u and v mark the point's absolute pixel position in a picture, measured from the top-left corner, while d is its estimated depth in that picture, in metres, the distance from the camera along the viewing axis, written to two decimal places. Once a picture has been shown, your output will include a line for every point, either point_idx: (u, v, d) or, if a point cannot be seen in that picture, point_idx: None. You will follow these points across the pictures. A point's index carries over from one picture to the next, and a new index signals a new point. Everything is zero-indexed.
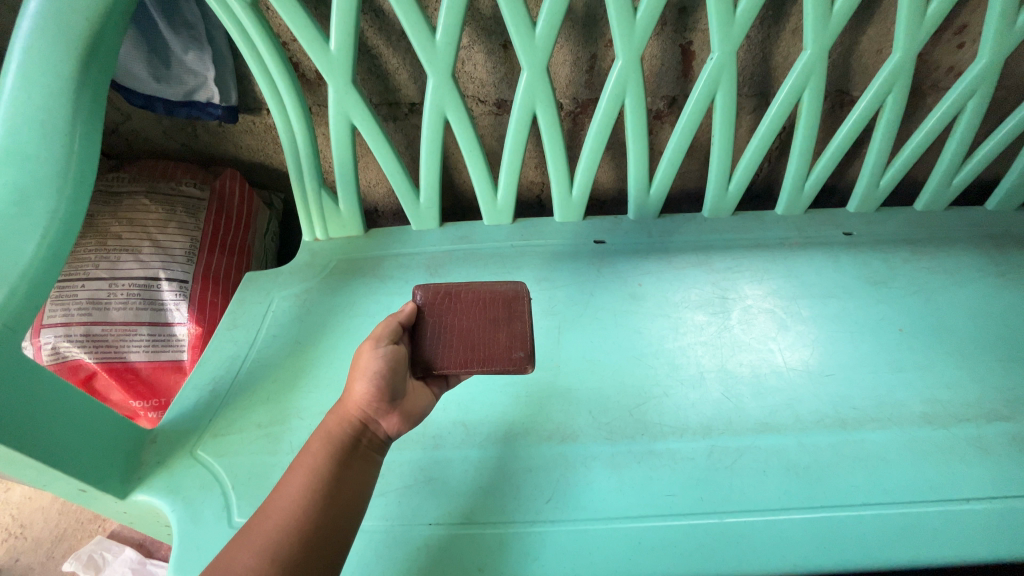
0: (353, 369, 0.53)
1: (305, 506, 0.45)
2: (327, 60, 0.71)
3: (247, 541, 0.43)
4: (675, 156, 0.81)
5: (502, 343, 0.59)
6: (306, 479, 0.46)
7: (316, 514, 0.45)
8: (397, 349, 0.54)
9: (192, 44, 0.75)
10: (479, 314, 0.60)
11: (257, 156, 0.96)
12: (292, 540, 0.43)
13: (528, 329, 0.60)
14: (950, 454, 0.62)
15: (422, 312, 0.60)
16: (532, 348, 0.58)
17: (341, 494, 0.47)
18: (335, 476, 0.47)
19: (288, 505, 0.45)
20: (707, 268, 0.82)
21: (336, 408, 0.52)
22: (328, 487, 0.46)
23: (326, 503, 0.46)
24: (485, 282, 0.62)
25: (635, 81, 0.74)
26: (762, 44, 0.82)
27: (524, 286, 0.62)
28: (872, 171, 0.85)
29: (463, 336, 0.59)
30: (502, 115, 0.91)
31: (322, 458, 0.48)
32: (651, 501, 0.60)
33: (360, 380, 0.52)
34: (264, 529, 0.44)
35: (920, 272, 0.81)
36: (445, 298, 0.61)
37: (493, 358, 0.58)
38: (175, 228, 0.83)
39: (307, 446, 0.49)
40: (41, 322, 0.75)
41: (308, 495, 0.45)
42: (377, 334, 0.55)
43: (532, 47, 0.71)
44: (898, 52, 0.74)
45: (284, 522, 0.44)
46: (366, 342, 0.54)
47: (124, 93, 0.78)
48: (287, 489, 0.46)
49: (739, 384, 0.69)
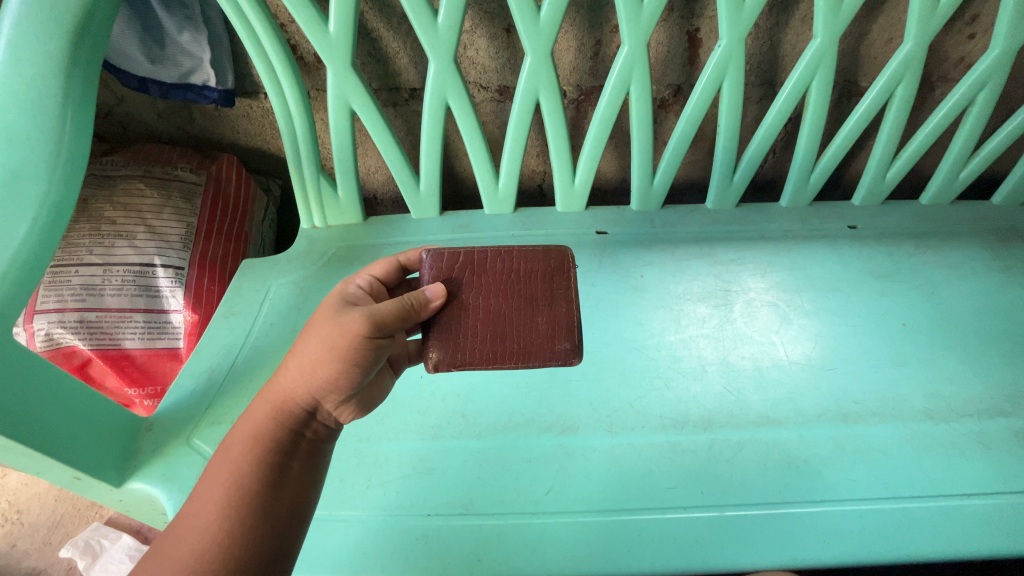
0: (323, 345, 0.47)
1: (227, 518, 0.41)
2: (326, 42, 0.69)
3: (184, 531, 0.41)
4: (680, 146, 0.80)
5: (545, 339, 0.57)
6: (228, 484, 0.43)
7: (244, 525, 0.41)
8: (387, 334, 0.48)
9: (186, 24, 0.73)
10: (518, 292, 0.57)
11: (254, 141, 0.94)
12: (227, 527, 0.41)
13: (574, 315, 0.57)
14: (951, 449, 0.62)
15: (451, 289, 0.56)
16: (578, 339, 0.57)
17: (272, 499, 0.43)
18: (263, 478, 0.44)
19: (208, 518, 0.41)
20: (710, 260, 0.81)
21: (281, 393, 0.48)
22: (256, 492, 0.43)
23: (263, 503, 0.43)
24: (523, 255, 0.57)
25: (641, 68, 0.73)
26: (770, 32, 0.81)
27: (569, 255, 0.58)
28: (878, 162, 0.83)
29: (494, 324, 0.56)
30: (504, 102, 0.89)
31: (250, 459, 0.44)
32: (652, 493, 0.59)
33: (330, 363, 0.47)
34: (199, 517, 0.42)
35: (924, 266, 0.80)
36: (470, 272, 0.56)
37: (535, 349, 0.56)
38: (170, 213, 0.81)
39: (250, 424, 0.47)
40: (34, 307, 0.74)
41: (231, 503, 0.42)
42: (372, 309, 0.47)
43: (536, 31, 0.69)
44: (909, 42, 0.72)
45: (220, 507, 0.42)
46: (354, 317, 0.46)
47: (117, 73, 0.76)
48: (221, 473, 0.44)
49: (740, 376, 0.69)
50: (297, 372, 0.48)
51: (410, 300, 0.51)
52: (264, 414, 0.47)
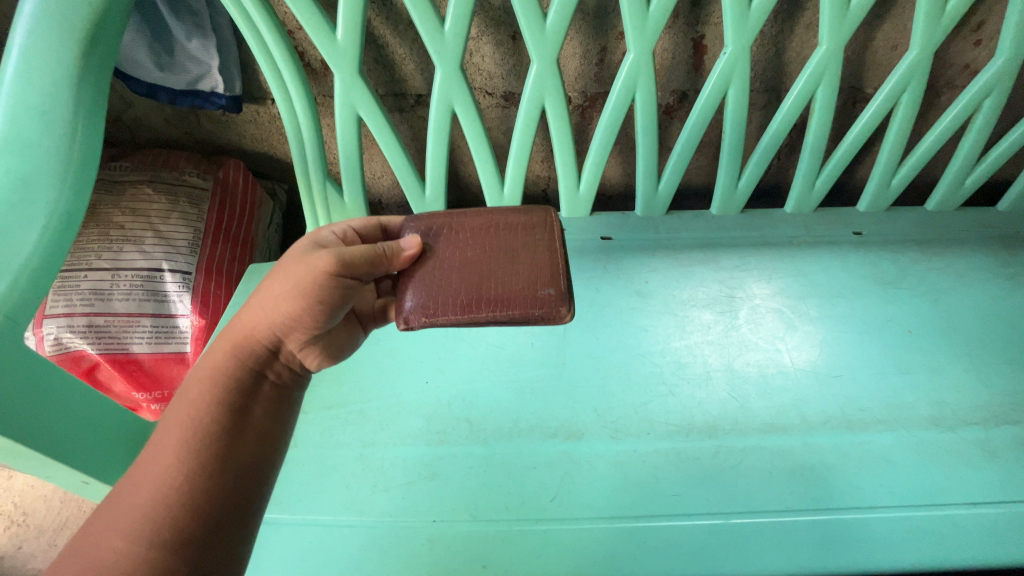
0: (289, 282, 0.50)
1: (189, 458, 0.42)
2: (334, 50, 0.70)
3: (143, 467, 0.42)
4: (685, 152, 0.80)
5: (527, 293, 0.52)
6: (191, 425, 0.44)
7: (201, 465, 0.42)
8: (356, 276, 0.52)
9: (195, 31, 0.73)
10: (498, 246, 0.56)
11: (261, 146, 0.95)
12: (189, 460, 0.42)
13: (557, 262, 0.54)
14: (956, 457, 0.62)
15: (429, 243, 0.57)
16: (563, 286, 0.52)
17: (234, 440, 0.45)
18: (225, 419, 0.45)
19: (168, 454, 0.42)
20: (715, 266, 0.81)
21: (247, 330, 0.51)
22: (219, 429, 0.44)
23: (225, 439, 0.44)
24: (504, 214, 0.58)
25: (646, 75, 0.73)
26: (775, 39, 0.81)
27: (552, 215, 0.58)
28: (883, 169, 0.83)
29: (471, 275, 0.54)
30: (510, 108, 0.90)
31: (212, 399, 0.46)
32: (656, 499, 0.60)
33: (293, 301, 0.50)
34: (159, 455, 0.42)
35: (930, 273, 0.80)
36: (450, 229, 0.57)
37: (511, 295, 0.53)
38: (177, 218, 0.82)
39: (214, 362, 0.49)
40: (43, 313, 0.74)
41: (194, 442, 0.43)
42: (342, 251, 0.50)
43: (542, 39, 0.70)
44: (915, 49, 0.72)
45: (182, 443, 0.43)
46: (322, 256, 0.50)
47: (127, 81, 0.77)
48: (182, 411, 0.45)
49: (745, 383, 0.69)
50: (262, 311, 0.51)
51: (384, 248, 0.53)
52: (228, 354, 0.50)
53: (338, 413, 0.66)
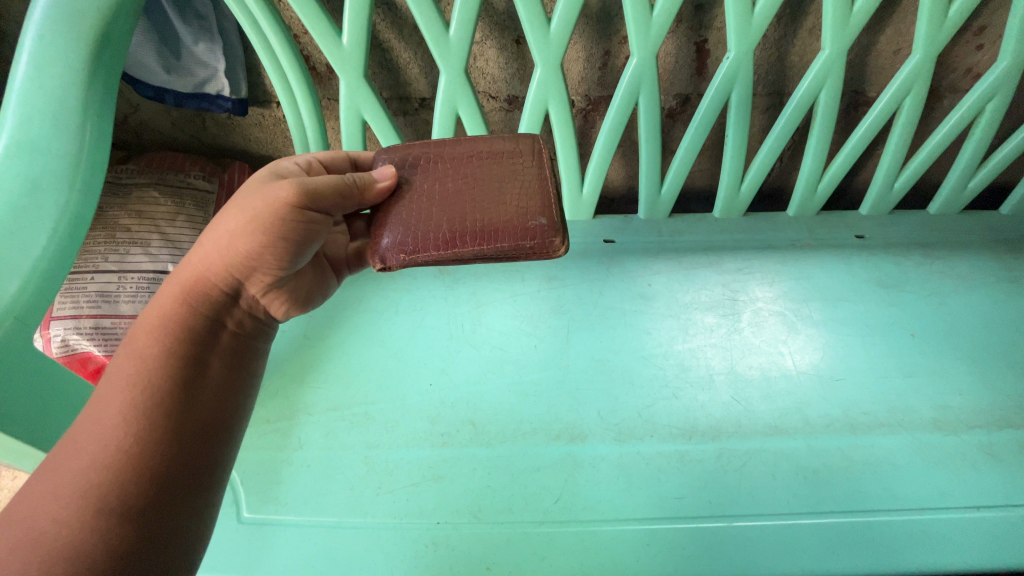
0: (243, 216, 0.45)
1: (132, 418, 0.38)
2: (339, 54, 0.70)
3: (82, 428, 0.37)
4: (688, 156, 0.80)
5: (516, 226, 0.50)
6: (133, 381, 0.39)
7: (151, 424, 0.38)
8: (322, 209, 0.48)
9: (202, 35, 0.74)
10: (481, 177, 0.53)
11: (266, 149, 0.95)
12: (137, 418, 0.38)
13: (546, 192, 0.52)
14: (959, 460, 0.62)
15: (404, 176, 0.54)
16: (555, 216, 0.50)
17: (184, 397, 0.40)
18: (173, 373, 0.41)
19: (111, 413, 0.38)
20: (717, 269, 0.81)
21: (199, 273, 0.46)
22: (170, 384, 0.40)
23: (178, 397, 0.40)
24: (486, 143, 0.55)
25: (650, 79, 0.73)
26: (777, 43, 0.81)
27: (540, 141, 0.56)
28: (886, 173, 0.84)
29: (453, 207, 0.52)
30: (513, 111, 0.90)
31: (159, 350, 0.41)
32: (659, 502, 0.60)
33: (251, 238, 0.45)
34: (101, 413, 0.38)
35: (933, 276, 0.80)
36: (428, 162, 0.54)
37: (500, 225, 0.50)
38: (183, 221, 0.82)
39: (160, 307, 0.44)
40: (51, 314, 0.75)
41: (137, 403, 0.38)
42: (305, 180, 0.46)
43: (546, 44, 0.70)
44: (917, 53, 0.73)
45: (127, 400, 0.38)
46: (281, 186, 0.45)
47: (134, 84, 0.77)
48: (125, 364, 0.40)
49: (748, 387, 0.69)
50: (217, 250, 0.46)
51: (355, 179, 0.49)
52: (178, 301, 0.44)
53: (343, 415, 0.67)
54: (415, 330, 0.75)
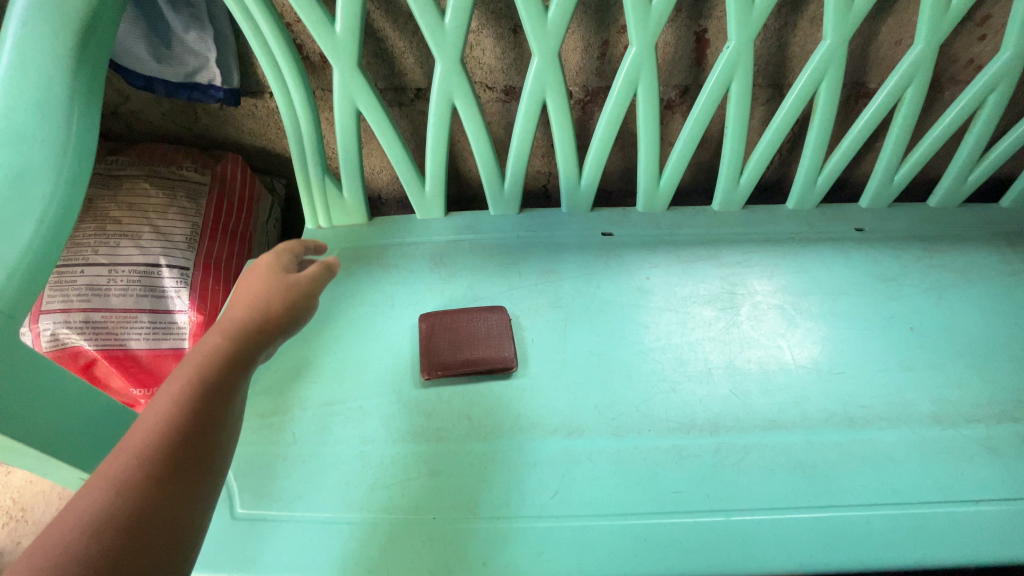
0: (270, 298, 0.48)
1: (180, 437, 0.36)
2: (332, 42, 0.69)
3: (129, 442, 0.35)
4: (687, 147, 0.79)
5: (494, 343, 0.69)
6: (184, 399, 0.38)
7: (200, 443, 0.37)
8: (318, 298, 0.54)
9: (193, 23, 0.73)
10: None
11: (260, 141, 0.94)
12: (189, 435, 0.36)
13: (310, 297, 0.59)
14: (957, 454, 0.62)
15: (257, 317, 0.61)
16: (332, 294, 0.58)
17: (225, 426, 0.39)
18: (221, 397, 0.39)
19: (163, 427, 0.36)
20: (716, 263, 0.81)
21: (227, 332, 0.44)
22: (217, 405, 0.39)
23: (222, 417, 0.39)
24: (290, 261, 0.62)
25: (649, 69, 0.72)
26: (778, 34, 0.80)
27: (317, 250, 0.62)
28: (886, 166, 0.83)
29: None
30: (510, 102, 0.89)
31: (208, 374, 0.40)
32: (657, 497, 0.59)
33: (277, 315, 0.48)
34: (147, 427, 0.36)
35: (932, 270, 0.80)
36: None
37: (482, 362, 0.68)
38: (175, 213, 0.81)
39: (199, 351, 0.42)
40: (40, 307, 0.74)
41: (186, 424, 0.37)
42: (313, 277, 0.53)
43: (544, 32, 0.69)
44: (919, 44, 0.72)
45: (177, 416, 0.37)
46: (301, 279, 0.52)
47: (123, 73, 0.75)
48: (173, 388, 0.38)
49: (746, 380, 0.69)
50: (247, 315, 0.46)
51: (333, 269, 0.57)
52: (219, 339, 0.43)
53: (338, 410, 0.66)
54: (411, 323, 0.74)
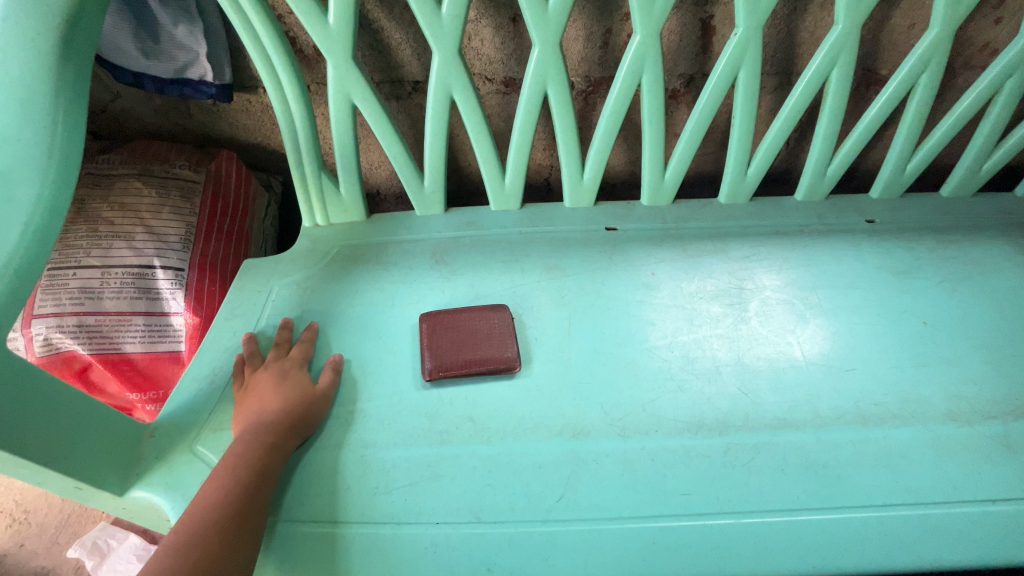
0: (294, 411, 0.60)
1: (227, 511, 0.49)
2: (326, 35, 0.67)
3: (186, 526, 0.48)
4: (694, 138, 0.77)
5: (495, 344, 0.68)
6: (223, 495, 0.50)
7: (232, 526, 0.49)
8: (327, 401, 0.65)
9: (181, 16, 0.70)
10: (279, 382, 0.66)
11: (254, 137, 0.92)
12: (228, 519, 0.49)
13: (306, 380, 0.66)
14: (974, 453, 0.60)
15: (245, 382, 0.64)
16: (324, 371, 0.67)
17: (259, 499, 0.52)
18: (251, 491, 0.52)
19: (209, 513, 0.49)
20: (724, 257, 0.79)
21: (251, 433, 0.56)
22: (247, 497, 0.51)
23: (251, 504, 0.51)
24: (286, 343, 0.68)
25: (654, 58, 0.70)
26: (786, 19, 0.78)
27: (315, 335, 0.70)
28: (898, 155, 0.81)
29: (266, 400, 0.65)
30: (511, 94, 0.86)
31: (240, 473, 0.53)
32: (665, 500, 0.58)
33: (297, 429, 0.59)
34: (199, 514, 0.49)
35: (945, 262, 0.78)
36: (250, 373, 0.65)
37: (485, 362, 0.66)
38: (169, 212, 0.79)
39: (235, 456, 0.54)
40: (32, 312, 0.72)
41: (231, 501, 0.50)
42: (330, 387, 0.65)
43: (545, 20, 0.67)
44: (934, 29, 0.69)
45: (218, 506, 0.49)
46: (320, 392, 0.63)
47: (111, 69, 0.73)
48: (216, 484, 0.51)
49: (755, 378, 0.67)
50: (272, 426, 0.58)
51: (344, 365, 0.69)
52: (244, 446, 0.55)
53: (338, 413, 0.64)
54: (412, 323, 0.73)
